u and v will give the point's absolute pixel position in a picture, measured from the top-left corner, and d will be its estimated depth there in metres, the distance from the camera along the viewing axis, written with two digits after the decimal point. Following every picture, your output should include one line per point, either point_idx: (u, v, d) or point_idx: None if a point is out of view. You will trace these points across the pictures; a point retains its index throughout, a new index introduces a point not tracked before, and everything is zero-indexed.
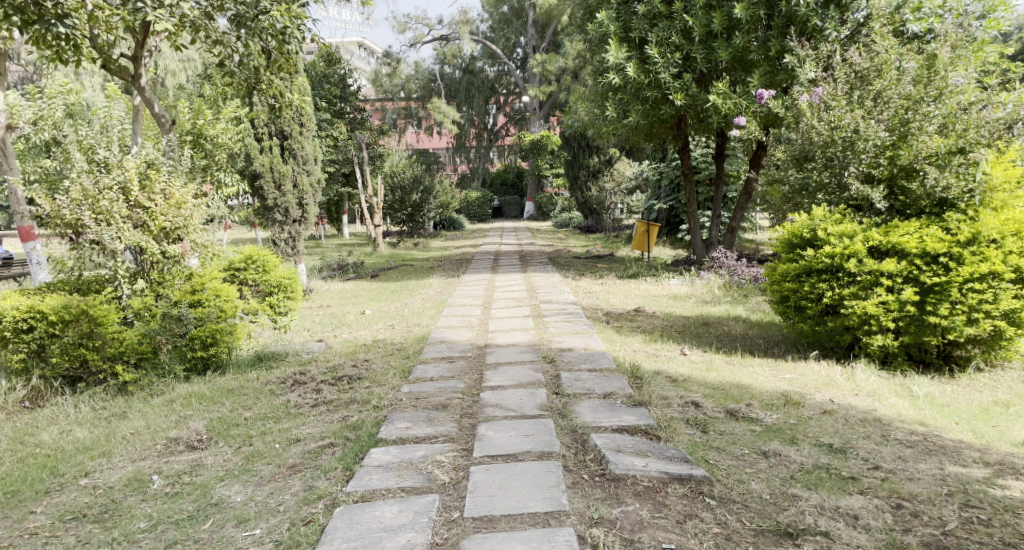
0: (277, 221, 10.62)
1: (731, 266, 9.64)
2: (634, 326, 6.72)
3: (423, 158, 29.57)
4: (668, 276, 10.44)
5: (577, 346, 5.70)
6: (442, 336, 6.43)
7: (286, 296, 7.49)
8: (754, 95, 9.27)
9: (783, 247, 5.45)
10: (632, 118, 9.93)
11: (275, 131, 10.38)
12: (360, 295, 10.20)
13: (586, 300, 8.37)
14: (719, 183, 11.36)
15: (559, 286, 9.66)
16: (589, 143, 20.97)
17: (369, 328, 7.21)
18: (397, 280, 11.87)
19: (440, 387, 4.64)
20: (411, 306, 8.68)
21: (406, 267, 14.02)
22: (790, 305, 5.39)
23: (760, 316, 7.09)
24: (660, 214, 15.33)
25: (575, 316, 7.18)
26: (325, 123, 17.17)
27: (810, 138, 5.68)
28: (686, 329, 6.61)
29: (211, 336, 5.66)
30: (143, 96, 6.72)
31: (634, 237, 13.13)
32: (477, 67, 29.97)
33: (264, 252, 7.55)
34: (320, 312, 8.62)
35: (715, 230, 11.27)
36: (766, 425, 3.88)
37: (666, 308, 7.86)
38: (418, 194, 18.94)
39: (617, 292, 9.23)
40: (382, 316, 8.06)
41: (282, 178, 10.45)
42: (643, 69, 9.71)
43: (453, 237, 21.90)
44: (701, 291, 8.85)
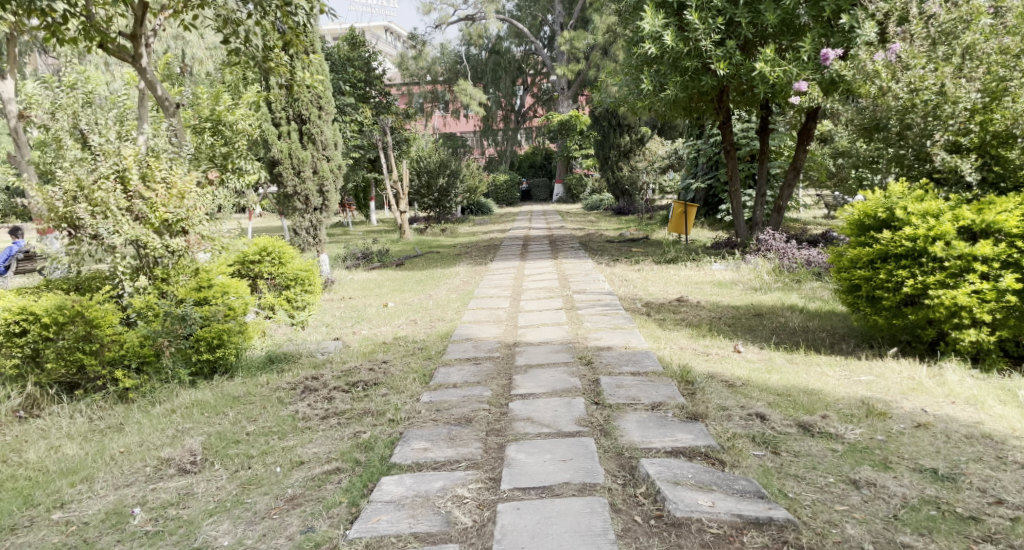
0: (297, 209, 10.14)
1: (780, 249, 8.98)
2: (681, 321, 6.08)
3: (450, 142, 29.04)
4: (710, 261, 9.80)
5: (617, 344, 5.13)
6: (467, 333, 5.92)
7: (304, 290, 7.02)
8: (805, 61, 8.62)
9: (852, 230, 4.93)
10: (671, 91, 9.31)
11: (292, 115, 9.84)
12: (385, 286, 9.67)
13: (623, 289, 7.79)
14: (764, 159, 10.65)
15: (593, 274, 9.05)
16: (620, 122, 20.37)
17: (391, 323, 6.69)
18: (424, 269, 11.39)
19: (463, 396, 4.09)
20: (438, 298, 8.13)
21: (433, 255, 13.54)
22: (861, 296, 4.84)
23: (818, 306, 6.47)
24: (697, 194, 14.64)
25: (613, 309, 6.59)
26: (348, 107, 16.70)
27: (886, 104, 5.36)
28: (739, 324, 5.94)
29: (218, 337, 4.96)
30: (144, 78, 6.17)
31: (670, 218, 12.47)
32: (503, 47, 29.30)
33: (280, 244, 7.05)
34: (341, 305, 8.10)
35: (760, 210, 10.60)
36: (848, 445, 3.29)
37: (712, 297, 7.23)
38: (445, 178, 18.42)
39: (656, 279, 8.58)
40: (406, 310, 7.55)
41: (301, 164, 9.95)
42: (682, 37, 9.05)
43: (482, 222, 21.35)
44: (748, 277, 8.20)
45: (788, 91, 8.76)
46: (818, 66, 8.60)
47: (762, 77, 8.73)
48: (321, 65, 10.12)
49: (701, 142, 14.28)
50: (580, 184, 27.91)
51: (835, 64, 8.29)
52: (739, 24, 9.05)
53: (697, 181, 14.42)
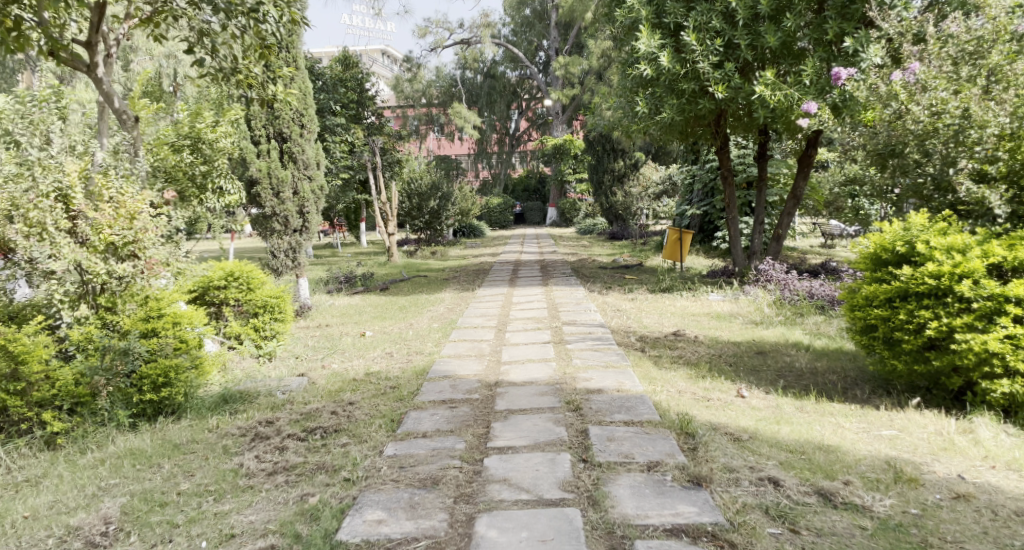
0: (275, 230, 9.64)
1: (781, 280, 8.54)
2: (678, 359, 5.58)
3: (443, 164, 28.67)
4: (707, 290, 9.37)
5: (608, 386, 4.64)
6: (445, 370, 5.42)
7: (274, 318, 6.60)
8: (806, 86, 8.23)
9: (868, 264, 4.51)
10: (666, 114, 8.91)
11: (272, 133, 9.42)
12: (365, 312, 9.17)
13: (616, 320, 7.32)
14: (762, 187, 10.28)
15: (584, 303, 8.58)
16: (614, 147, 20.12)
17: (364, 357, 6.20)
18: (408, 294, 10.90)
19: (433, 449, 3.60)
20: (420, 327, 7.64)
21: (420, 279, 13.07)
22: (878, 337, 4.39)
23: (825, 343, 6.03)
24: (692, 220, 14.24)
25: (604, 343, 6.11)
26: (338, 127, 16.28)
27: (905, 130, 5.06)
28: (743, 364, 5.45)
29: (164, 375, 4.43)
30: (99, 88, 5.57)
31: (665, 245, 12.06)
32: (498, 71, 29.11)
33: (249, 268, 6.57)
34: (315, 334, 7.60)
35: (758, 239, 10.19)
36: (878, 521, 2.89)
37: (712, 332, 6.74)
38: (436, 201, 17.96)
39: (651, 310, 8.10)
40: (383, 340, 7.05)
41: (280, 184, 9.49)
42: (679, 58, 8.69)
43: (473, 245, 20.90)
44: (747, 310, 7.76)
45: (789, 116, 8.34)
46: (822, 91, 8.19)
47: (762, 101, 8.31)
48: (303, 82, 9.70)
49: (697, 167, 13.95)
50: (573, 208, 27.58)
51: (848, 83, 7.89)
52: (739, 46, 8.67)
53: (693, 207, 14.02)
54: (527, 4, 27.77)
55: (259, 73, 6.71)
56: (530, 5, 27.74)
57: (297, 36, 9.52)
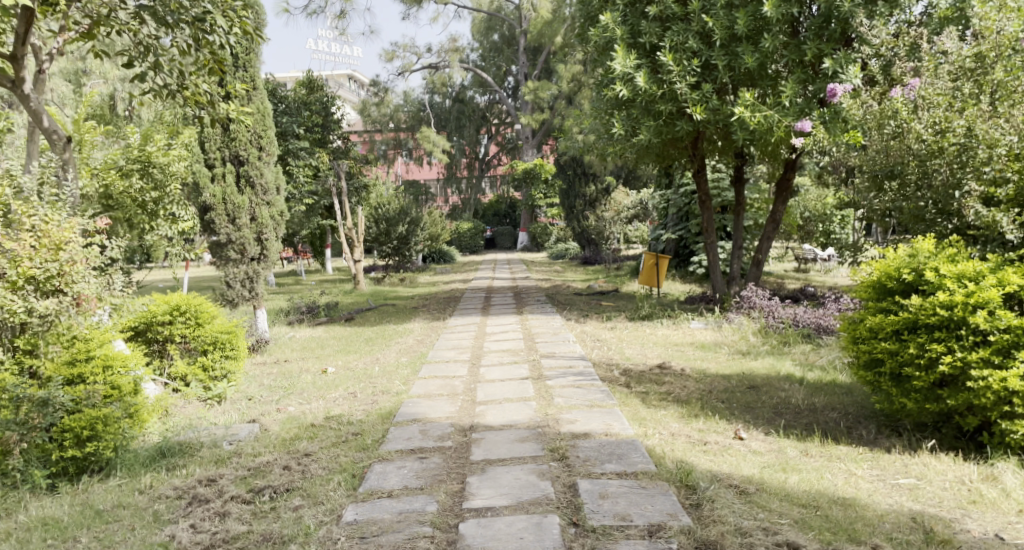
0: (232, 259, 9.14)
1: (764, 307, 8.24)
2: (666, 397, 5.20)
3: (413, 190, 28.25)
4: (687, 318, 9.05)
5: (595, 431, 4.22)
6: (414, 413, 4.97)
7: (224, 355, 6.35)
8: (786, 106, 7.96)
9: (870, 294, 4.17)
10: (643, 136, 8.59)
11: (229, 156, 8.99)
12: (330, 345, 8.68)
13: (595, 352, 6.92)
14: (739, 211, 10.05)
15: (561, 333, 8.19)
16: (585, 171, 19.92)
17: (325, 399, 5.75)
18: (375, 324, 10.43)
19: (401, 513, 3.25)
20: (388, 361, 7.18)
21: (389, 307, 12.61)
22: (884, 373, 4.04)
23: (817, 376, 5.71)
24: (667, 245, 14.00)
25: (587, 380, 5.71)
26: (303, 152, 15.85)
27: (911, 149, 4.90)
28: (736, 401, 5.08)
29: (88, 428, 4.15)
30: (26, 106, 5.27)
31: (641, 270, 11.76)
32: (467, 96, 28.99)
33: (198, 302, 6.31)
34: (272, 373, 7.13)
35: (737, 264, 9.88)
36: None
37: (698, 364, 6.39)
38: (405, 225, 17.52)
39: (631, 340, 7.74)
40: (348, 378, 6.59)
41: (238, 210, 9.00)
42: (655, 79, 8.41)
43: (444, 271, 20.45)
44: (731, 339, 7.44)
45: (769, 138, 7.96)
46: (801, 113, 7.91)
47: (740, 123, 7.98)
48: (262, 103, 9.27)
49: (670, 192, 13.74)
50: (545, 232, 27.32)
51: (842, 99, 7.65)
52: (716, 67, 8.39)
53: (668, 231, 13.79)
54: (495, 31, 27.82)
55: (209, 91, 6.40)
56: (498, 32, 27.76)
57: (257, 58, 9.13)
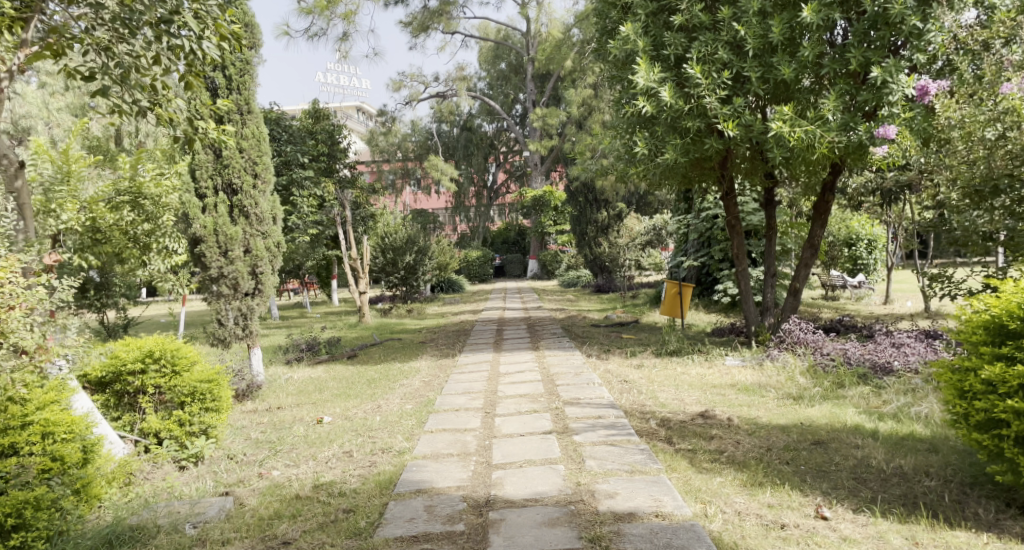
0: (223, 294, 8.32)
1: (809, 342, 7.47)
2: (720, 457, 4.42)
3: (421, 219, 27.58)
4: (720, 353, 8.28)
5: (644, 512, 3.57)
6: (420, 480, 4.20)
7: (203, 408, 5.50)
8: (831, 122, 7.06)
9: (992, 339, 3.81)
10: (669, 155, 7.81)
11: (221, 185, 8.24)
12: (329, 388, 7.89)
13: (625, 396, 6.11)
14: (773, 235, 9.27)
15: (583, 372, 7.38)
16: (596, 197, 19.19)
17: (318, 459, 4.96)
18: (380, 362, 9.67)
19: None
20: (390, 409, 6.35)
21: (395, 341, 11.85)
22: (1004, 433, 3.67)
23: (889, 427, 4.95)
24: (688, 272, 13.21)
25: (620, 433, 4.93)
26: (307, 181, 15.24)
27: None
28: (805, 463, 4.28)
29: (15, 514, 3.60)
30: None
31: (663, 300, 10.98)
32: (474, 124, 28.44)
33: (175, 347, 5.50)
34: (262, 423, 6.36)
35: (771, 293, 9.06)
36: None
37: (746, 411, 5.60)
38: (413, 255, 16.80)
39: (663, 380, 6.95)
40: (344, 429, 5.81)
41: (230, 242, 8.21)
42: (681, 93, 7.65)
43: (452, 301, 19.73)
44: (776, 381, 6.65)
45: (809, 156, 7.16)
46: (846, 127, 7.04)
47: (778, 139, 7.19)
48: (258, 128, 8.58)
49: (691, 216, 12.99)
50: (555, 260, 26.65)
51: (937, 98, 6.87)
52: (748, 79, 7.63)
53: (688, 258, 13.02)
54: (502, 59, 27.40)
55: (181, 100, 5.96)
56: (505, 60, 27.31)
57: (253, 81, 8.49)
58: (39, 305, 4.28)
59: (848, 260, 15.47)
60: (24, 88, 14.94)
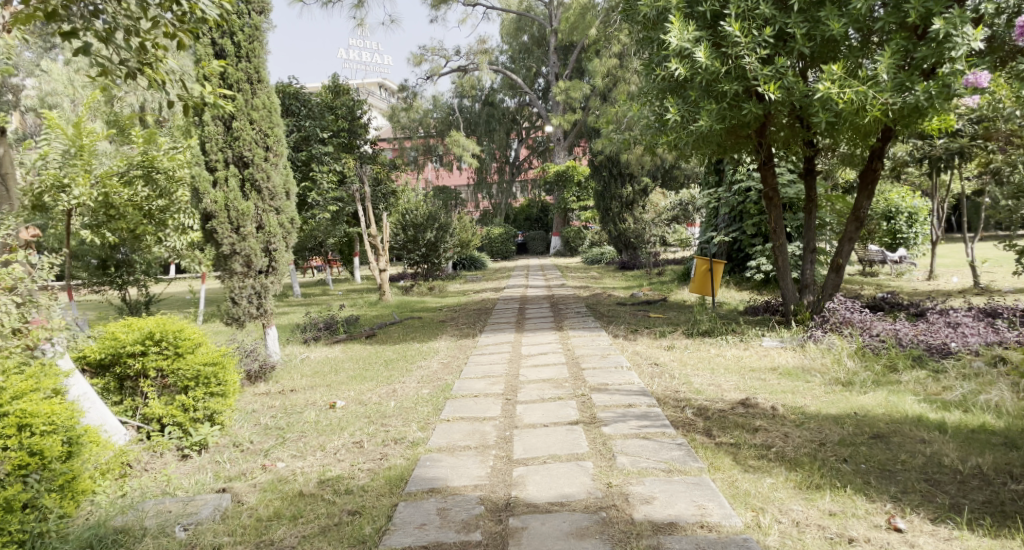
0: (236, 273, 7.87)
1: (857, 324, 6.99)
2: (768, 452, 3.98)
3: (443, 195, 27.12)
4: (759, 334, 7.77)
5: (691, 518, 3.26)
6: (435, 475, 3.81)
7: (209, 393, 4.98)
8: (885, 81, 6.75)
9: None
10: (705, 121, 7.29)
11: (231, 157, 7.74)
12: (344, 370, 7.50)
13: (659, 382, 5.65)
14: (812, 208, 8.71)
15: (611, 355, 6.90)
16: (620, 171, 18.48)
17: (327, 447, 4.55)
18: (399, 342, 9.27)
19: None
20: (406, 394, 5.94)
21: (415, 320, 11.43)
22: None
23: (957, 420, 4.48)
24: (719, 248, 12.65)
25: (655, 424, 4.50)
26: (326, 156, 14.66)
27: None
28: (866, 461, 3.83)
29: None
30: None
31: (693, 278, 10.45)
32: (496, 99, 27.90)
33: (179, 327, 4.99)
34: (271, 408, 5.96)
35: (811, 269, 8.51)
36: None
37: (791, 400, 5.13)
38: (434, 232, 16.32)
39: (698, 365, 6.47)
40: (358, 415, 5.41)
41: (242, 218, 7.75)
42: (718, 54, 7.18)
43: (474, 279, 19.33)
44: (821, 366, 6.16)
45: (859, 119, 6.88)
46: (900, 87, 6.71)
47: (824, 103, 6.89)
48: (269, 99, 8.03)
49: (722, 189, 12.41)
50: (578, 237, 26.12)
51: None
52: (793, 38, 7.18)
53: (719, 233, 12.47)
54: (524, 31, 26.62)
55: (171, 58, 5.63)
56: (528, 32, 26.59)
57: (263, 48, 7.95)
58: (11, 282, 4.04)
59: (888, 235, 14.81)
60: (54, 68, 15.62)
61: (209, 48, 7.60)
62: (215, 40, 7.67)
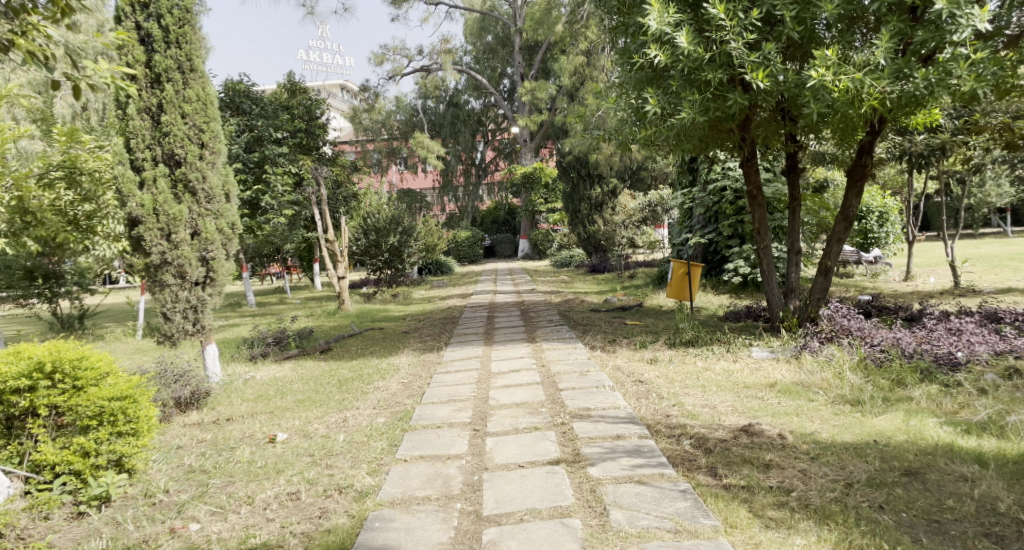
0: (169, 285, 7.05)
1: (854, 333, 6.36)
2: (788, 497, 3.47)
3: (408, 199, 26.31)
4: (747, 343, 7.15)
5: None
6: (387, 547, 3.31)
7: (115, 434, 4.22)
8: (884, 66, 6.16)
9: None
10: (687, 113, 6.64)
11: (161, 155, 6.93)
12: (292, 392, 6.69)
13: (647, 405, 4.96)
14: (798, 206, 8.11)
15: (590, 371, 6.22)
16: (589, 171, 17.87)
17: (254, 499, 3.85)
18: (356, 357, 8.49)
19: None
20: (358, 424, 5.20)
21: (375, 332, 10.64)
22: None
23: (991, 448, 3.90)
24: (694, 251, 12.04)
25: (649, 462, 3.83)
26: (281, 157, 13.58)
27: None
28: (907, 507, 3.36)
29: None
30: None
31: (670, 282, 9.82)
32: (461, 100, 27.20)
33: (79, 355, 4.23)
34: (201, 444, 5.22)
35: (798, 272, 7.89)
36: None
37: (799, 425, 4.49)
38: (397, 236, 15.49)
39: (686, 381, 5.82)
40: (300, 452, 4.66)
41: (174, 223, 6.94)
42: (701, 39, 6.57)
43: (440, 284, 18.52)
44: (822, 382, 5.54)
45: (854, 110, 6.30)
46: (898, 74, 6.12)
47: (816, 92, 6.27)
48: (205, 90, 7.24)
49: (697, 188, 11.83)
50: (546, 239, 25.42)
51: None
52: (781, 21, 6.60)
53: (694, 235, 11.86)
54: (488, 30, 25.87)
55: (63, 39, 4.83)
56: (492, 32, 25.89)
57: (195, 34, 7.16)
58: None
59: (859, 235, 14.32)
60: None
61: (133, 33, 6.83)
62: (140, 24, 6.92)
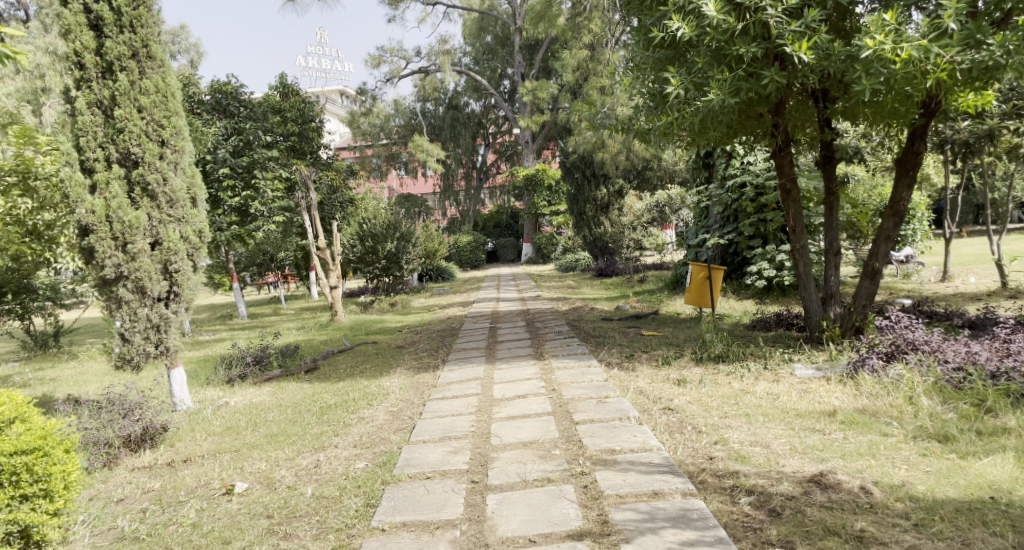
0: (125, 303, 6.12)
1: (920, 341, 5.34)
2: None
3: (407, 203, 25.43)
4: (788, 357, 6.21)
5: None
6: None
7: (16, 496, 3.58)
8: (953, 30, 5.17)
9: None
10: (717, 94, 5.70)
11: (115, 155, 6.02)
12: (265, 424, 5.75)
13: (682, 446, 4.03)
14: (836, 202, 7.13)
15: (608, 395, 5.29)
16: (594, 171, 16.87)
17: None
18: (344, 378, 7.56)
19: None
20: (335, 471, 4.29)
21: (368, 346, 9.73)
22: None
23: None
24: (712, 252, 11.06)
25: (699, 536, 3.19)
26: (271, 161, 12.60)
27: None
28: None
29: None
30: None
31: (688, 288, 8.85)
32: (461, 102, 26.29)
33: None
34: (144, 498, 4.36)
35: (837, 274, 6.92)
36: None
37: (881, 472, 3.60)
38: (394, 242, 14.54)
39: (724, 409, 4.88)
40: (252, 515, 3.80)
41: (131, 232, 6.03)
42: (733, 7, 5.65)
43: (440, 292, 17.57)
44: (890, 409, 4.60)
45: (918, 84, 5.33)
46: (969, 41, 5.15)
47: (869, 65, 5.31)
48: (165, 81, 6.32)
49: (714, 185, 10.88)
50: (550, 242, 24.58)
51: None
52: None
53: (711, 235, 10.87)
54: (487, 31, 24.86)
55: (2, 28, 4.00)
56: (491, 31, 24.93)
57: (153, 17, 6.25)
58: None
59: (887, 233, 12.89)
60: None
61: (82, 17, 5.93)
62: (89, 6, 6.00)
